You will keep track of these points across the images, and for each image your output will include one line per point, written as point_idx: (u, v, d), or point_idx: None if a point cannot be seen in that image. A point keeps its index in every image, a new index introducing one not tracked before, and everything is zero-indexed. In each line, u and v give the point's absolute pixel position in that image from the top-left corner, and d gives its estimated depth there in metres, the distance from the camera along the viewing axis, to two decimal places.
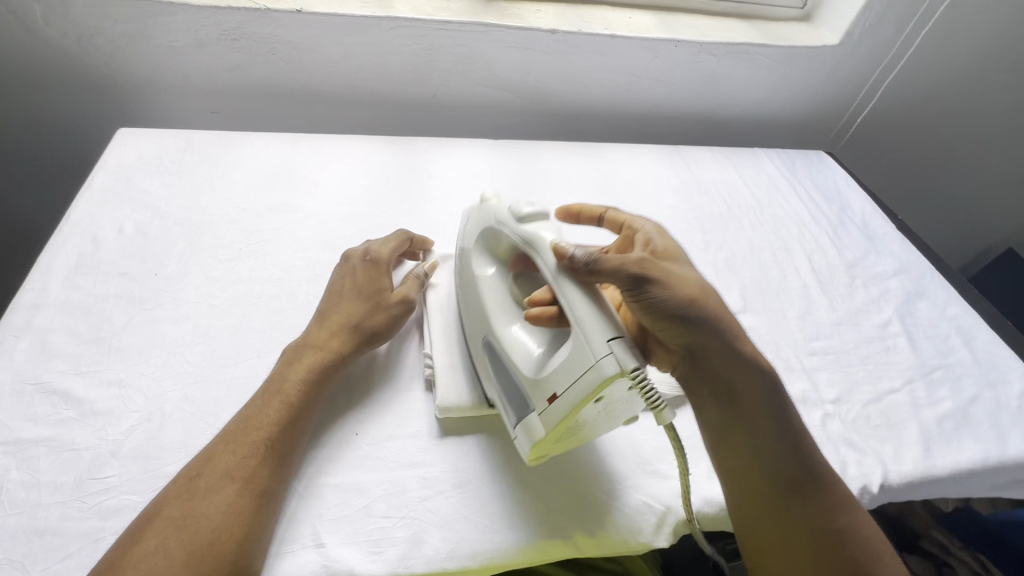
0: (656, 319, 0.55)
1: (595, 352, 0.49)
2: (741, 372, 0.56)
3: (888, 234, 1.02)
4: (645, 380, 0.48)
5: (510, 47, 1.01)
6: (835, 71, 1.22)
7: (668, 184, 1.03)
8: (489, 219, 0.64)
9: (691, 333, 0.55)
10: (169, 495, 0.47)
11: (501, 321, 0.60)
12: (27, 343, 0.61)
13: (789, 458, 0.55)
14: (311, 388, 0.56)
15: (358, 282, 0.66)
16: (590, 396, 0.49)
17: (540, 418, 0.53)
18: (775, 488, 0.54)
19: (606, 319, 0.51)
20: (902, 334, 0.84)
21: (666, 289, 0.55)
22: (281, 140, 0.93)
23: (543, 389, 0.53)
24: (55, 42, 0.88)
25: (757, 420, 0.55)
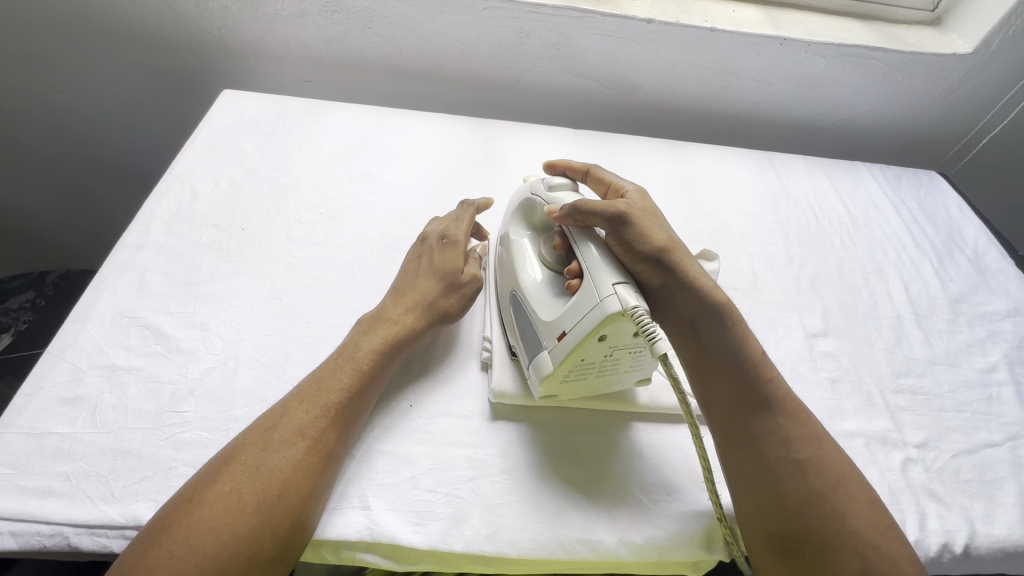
0: (634, 260, 0.59)
1: (601, 292, 0.52)
2: (714, 320, 0.59)
3: (1004, 270, 0.91)
4: (645, 322, 0.49)
5: (603, 35, 0.98)
6: (962, 84, 1.10)
7: (755, 190, 0.97)
8: (524, 192, 0.69)
9: (665, 275, 0.59)
10: (245, 442, 0.49)
11: (527, 272, 0.63)
12: (128, 280, 0.66)
13: (766, 410, 0.55)
14: (382, 359, 0.58)
15: (434, 261, 0.67)
16: (593, 331, 0.51)
17: (549, 354, 0.55)
18: (753, 433, 0.55)
19: (613, 266, 0.55)
20: (1009, 383, 0.75)
21: (642, 232, 0.58)
22: (367, 112, 0.95)
23: (552, 329, 0.55)
24: (176, 5, 0.95)
25: (729, 368, 0.58)
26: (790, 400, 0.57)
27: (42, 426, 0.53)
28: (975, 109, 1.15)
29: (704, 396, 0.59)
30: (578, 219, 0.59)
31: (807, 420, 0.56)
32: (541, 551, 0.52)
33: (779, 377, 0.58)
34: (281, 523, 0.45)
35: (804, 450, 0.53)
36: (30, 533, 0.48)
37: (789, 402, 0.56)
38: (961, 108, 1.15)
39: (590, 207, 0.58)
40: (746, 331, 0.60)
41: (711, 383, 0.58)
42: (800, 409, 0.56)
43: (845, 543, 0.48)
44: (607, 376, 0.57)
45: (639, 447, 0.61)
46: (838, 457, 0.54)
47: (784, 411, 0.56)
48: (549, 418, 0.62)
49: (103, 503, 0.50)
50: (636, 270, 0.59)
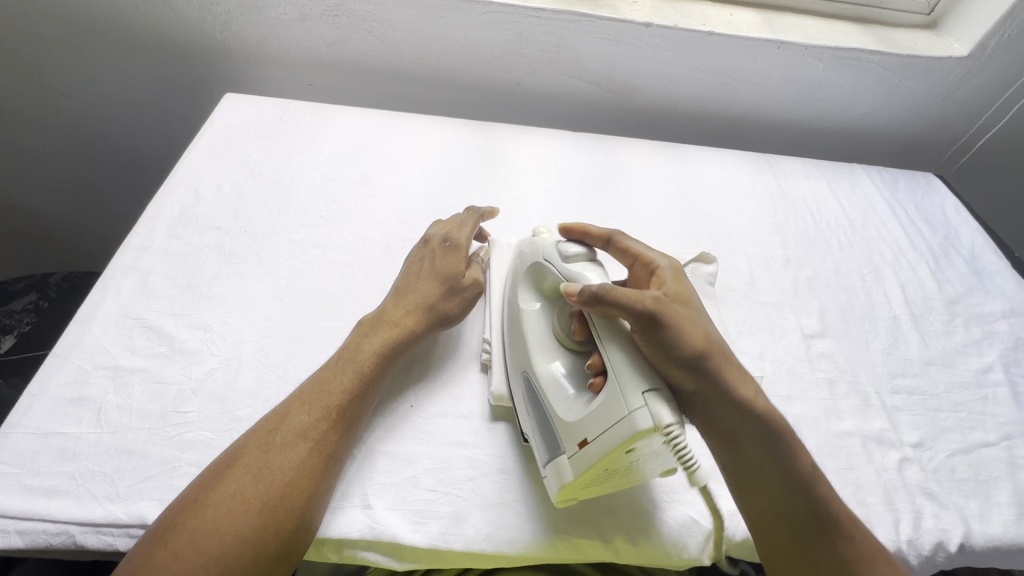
0: (668, 364, 0.51)
1: (630, 403, 0.46)
2: (757, 429, 0.53)
3: (1001, 271, 0.91)
4: (679, 440, 0.45)
5: (602, 38, 0.99)
6: (958, 86, 1.11)
7: (752, 192, 0.98)
8: (536, 255, 0.63)
9: (702, 381, 0.52)
10: (248, 444, 0.50)
11: (545, 357, 0.58)
12: (132, 282, 0.67)
13: (818, 530, 0.51)
14: (382, 361, 0.59)
15: (436, 264, 0.68)
16: (621, 447, 0.46)
17: (569, 462, 0.51)
18: (804, 556, 0.51)
19: (643, 370, 0.48)
20: (1005, 384, 0.75)
21: (680, 331, 0.51)
22: (368, 115, 0.96)
23: (573, 434, 0.51)
24: (179, 9, 0.96)
25: (775, 482, 0.52)
26: (842, 514, 0.52)
27: (48, 426, 0.54)
28: (971, 111, 1.16)
29: (746, 509, 0.53)
30: (599, 309, 0.51)
31: (858, 536, 0.52)
32: (539, 550, 0.53)
33: (828, 486, 0.53)
34: (284, 523, 0.46)
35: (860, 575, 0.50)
36: (37, 531, 0.49)
37: (841, 518, 0.52)
38: (957, 111, 1.16)
39: (617, 298, 0.50)
40: (790, 437, 0.54)
41: (751, 496, 0.53)
42: (851, 521, 0.52)
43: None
44: (633, 476, 0.53)
45: None
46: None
47: (837, 529, 0.51)
48: None
49: (108, 502, 0.50)
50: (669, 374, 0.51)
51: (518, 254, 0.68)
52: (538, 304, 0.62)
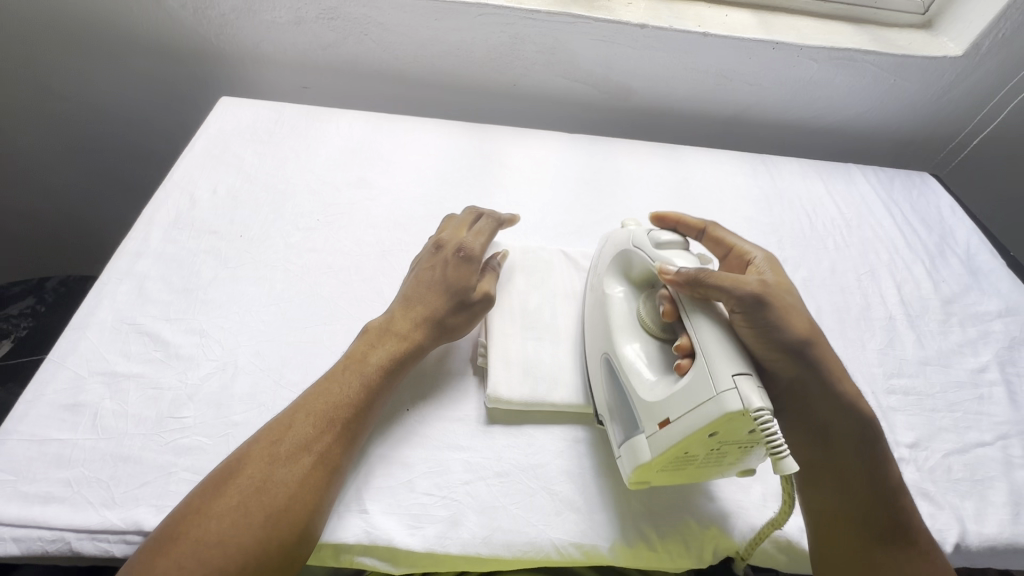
0: (768, 349, 0.54)
1: (718, 383, 0.47)
2: (847, 419, 0.56)
3: (996, 270, 0.92)
4: (769, 425, 0.45)
5: (597, 40, 0.99)
6: (953, 85, 1.11)
7: (748, 193, 0.98)
8: (625, 242, 0.64)
9: (802, 368, 0.55)
10: (250, 455, 0.49)
11: (625, 336, 0.59)
12: (128, 287, 0.67)
13: (891, 528, 0.53)
14: (386, 375, 0.58)
15: (444, 274, 0.66)
16: (705, 428, 0.46)
17: (648, 441, 0.51)
18: (867, 546, 0.53)
19: (739, 352, 0.49)
20: (1000, 383, 0.76)
21: (785, 318, 0.54)
22: (364, 118, 0.96)
23: (654, 413, 0.51)
24: (175, 13, 0.96)
25: (856, 468, 0.55)
26: (911, 516, 0.54)
27: (44, 432, 0.54)
28: (966, 111, 1.16)
29: (816, 492, 0.56)
30: (696, 292, 0.53)
31: (925, 535, 0.54)
32: (535, 553, 0.53)
33: (902, 486, 0.55)
34: (287, 536, 0.46)
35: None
36: (32, 538, 0.49)
37: (910, 517, 0.54)
38: (952, 110, 1.16)
39: (725, 281, 0.52)
40: (873, 427, 0.57)
41: (828, 481, 0.56)
42: (919, 524, 0.54)
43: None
44: (710, 466, 0.52)
45: None
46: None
47: (903, 527, 0.53)
48: (545, 422, 0.62)
49: (104, 508, 0.50)
50: (769, 358, 0.54)
51: (606, 242, 0.69)
52: (622, 288, 0.63)
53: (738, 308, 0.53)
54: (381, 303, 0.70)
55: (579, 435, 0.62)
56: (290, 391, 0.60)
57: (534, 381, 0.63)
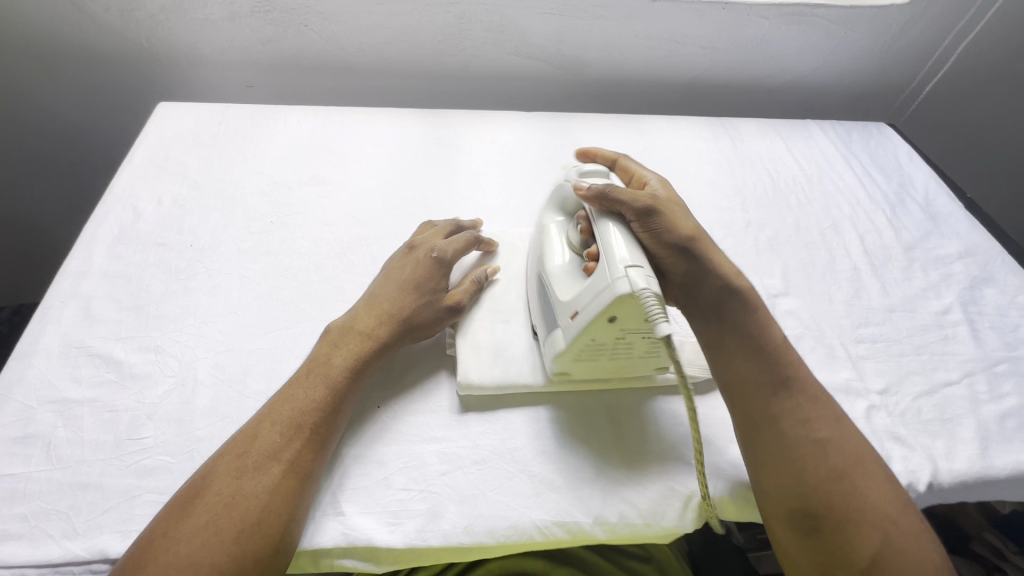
0: (660, 248, 0.58)
1: (613, 272, 0.51)
2: (742, 303, 0.58)
3: (954, 213, 0.93)
4: (653, 305, 0.49)
5: (545, 14, 0.98)
6: (903, 33, 1.12)
7: (709, 157, 0.98)
8: (556, 177, 0.67)
9: (692, 263, 0.58)
10: (216, 472, 0.47)
11: (553, 259, 0.62)
12: (73, 309, 0.64)
13: (787, 389, 0.55)
14: (353, 377, 0.56)
15: (414, 274, 0.64)
16: (603, 310, 0.51)
17: (562, 332, 0.57)
18: (774, 413, 0.54)
19: (634, 249, 0.54)
20: (964, 323, 0.77)
21: (670, 221, 0.58)
22: (313, 113, 0.93)
23: (565, 309, 0.56)
24: (100, 18, 0.92)
25: (755, 349, 0.56)
26: (807, 379, 0.56)
27: None
28: (916, 57, 1.17)
29: (725, 377, 0.57)
30: (602, 203, 0.58)
31: (825, 399, 0.55)
32: (518, 537, 0.53)
33: (796, 357, 0.57)
34: (262, 550, 0.45)
35: (832, 434, 0.52)
36: None
37: (810, 387, 0.55)
38: (903, 59, 1.18)
39: (623, 194, 0.57)
40: (766, 318, 0.58)
41: (741, 366, 0.56)
42: (817, 393, 0.55)
43: (865, 519, 0.48)
44: (620, 355, 0.58)
45: (610, 424, 0.61)
46: (855, 436, 0.53)
47: (803, 391, 0.55)
48: (520, 406, 0.61)
49: (65, 540, 0.48)
50: (660, 257, 0.58)
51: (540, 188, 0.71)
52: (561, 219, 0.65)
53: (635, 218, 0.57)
54: (344, 302, 0.69)
55: (557, 415, 0.61)
56: (253, 401, 0.59)
57: (506, 363, 0.62)
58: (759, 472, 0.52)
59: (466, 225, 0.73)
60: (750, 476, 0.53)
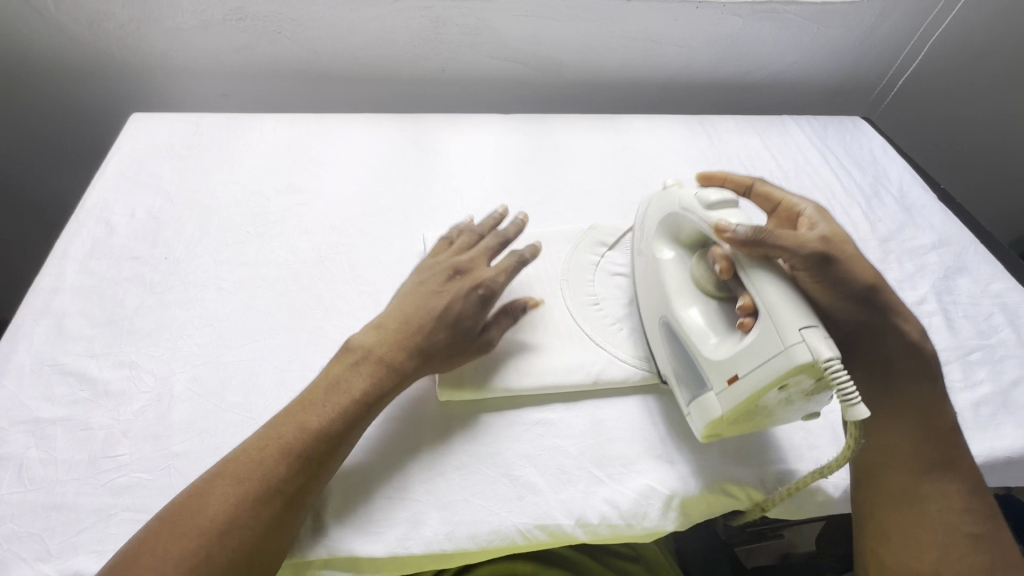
0: (836, 300, 0.56)
1: (786, 337, 0.47)
2: (909, 354, 0.59)
3: (928, 205, 0.95)
4: (840, 374, 0.46)
5: (520, 16, 0.98)
6: (874, 28, 1.14)
7: (687, 155, 0.98)
8: (672, 204, 0.61)
9: (867, 313, 0.57)
10: (211, 494, 0.46)
11: (682, 301, 0.58)
12: (45, 326, 0.63)
13: (942, 474, 0.55)
14: (368, 407, 0.54)
15: (450, 305, 0.59)
16: (775, 380, 0.48)
17: (717, 398, 0.53)
18: (921, 494, 0.54)
19: (802, 304, 0.49)
20: (938, 313, 0.78)
21: (847, 268, 0.55)
22: (288, 121, 0.92)
23: (720, 371, 0.52)
24: (68, 29, 0.91)
25: (920, 410, 0.57)
26: (963, 466, 0.56)
27: None
28: (889, 51, 1.19)
29: (878, 440, 0.57)
30: (752, 249, 0.52)
31: (981, 495, 0.55)
32: (499, 540, 0.53)
33: (958, 436, 0.57)
34: None
35: (969, 499, 0.54)
36: None
37: (963, 452, 0.56)
38: (876, 53, 1.19)
39: (791, 240, 0.52)
40: (938, 386, 0.59)
41: (899, 429, 0.57)
42: (969, 459, 0.57)
43: None
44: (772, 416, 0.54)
45: (592, 426, 0.61)
46: (999, 537, 0.54)
47: (957, 480, 0.55)
48: (503, 409, 0.61)
49: (40, 563, 0.48)
50: (843, 309, 0.56)
51: (651, 205, 0.66)
52: (672, 252, 0.62)
53: (800, 266, 0.53)
54: (323, 311, 0.68)
55: (539, 417, 0.61)
56: (231, 414, 0.58)
57: (488, 368, 0.62)
58: (886, 545, 0.54)
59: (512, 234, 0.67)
60: (874, 546, 0.55)
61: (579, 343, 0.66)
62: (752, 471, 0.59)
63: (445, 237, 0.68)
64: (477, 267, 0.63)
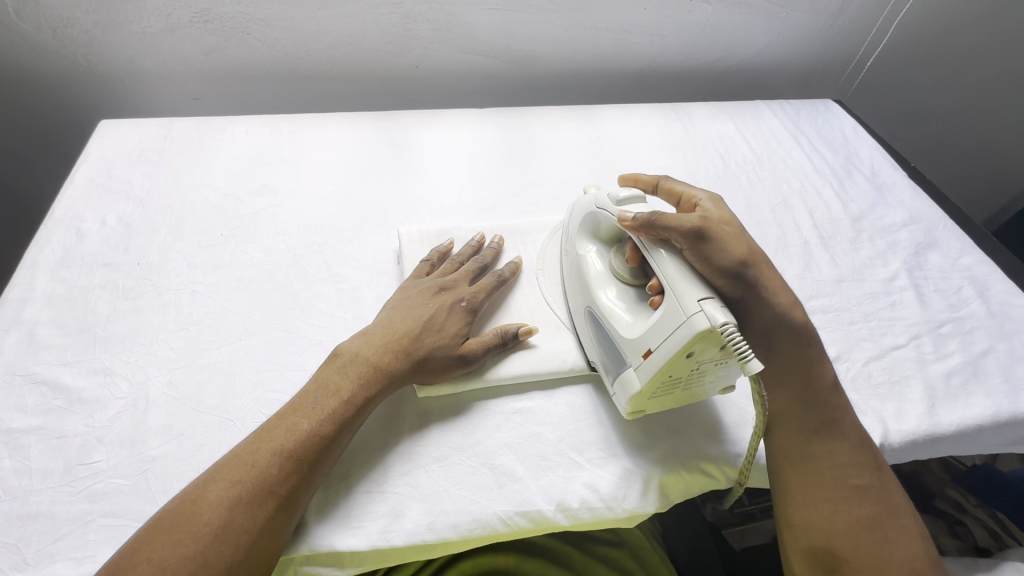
0: (718, 277, 0.55)
1: (686, 308, 0.50)
2: (785, 326, 0.58)
3: (898, 183, 0.97)
4: (736, 339, 0.47)
5: (490, 10, 0.98)
6: (841, 11, 1.15)
7: (662, 142, 0.99)
8: (589, 205, 0.64)
9: (747, 288, 0.57)
10: (206, 499, 0.45)
11: (602, 289, 0.60)
12: (16, 336, 0.62)
13: (830, 430, 0.57)
14: (358, 410, 0.54)
15: (435, 315, 0.61)
16: (682, 349, 0.49)
17: (635, 372, 0.54)
18: (814, 451, 0.56)
19: (695, 279, 0.52)
20: (910, 288, 0.80)
21: (724, 245, 0.55)
22: (261, 122, 0.91)
23: (636, 347, 0.54)
24: (32, 36, 0.90)
25: (798, 377, 0.58)
26: (849, 420, 0.58)
27: None
28: (856, 35, 1.21)
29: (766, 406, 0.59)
30: (649, 232, 0.55)
31: (871, 448, 0.57)
32: (481, 529, 0.54)
33: (843, 398, 0.59)
34: None
35: (855, 452, 0.56)
36: None
37: (845, 410, 0.58)
38: (844, 35, 1.21)
39: (670, 219, 0.54)
40: (819, 354, 0.60)
41: (781, 392, 0.58)
42: (852, 416, 0.58)
43: (885, 565, 0.51)
44: (693, 389, 0.55)
45: (571, 413, 0.61)
46: (893, 486, 0.55)
47: (845, 434, 0.57)
48: (483, 399, 0.62)
49: (16, 572, 0.48)
50: (717, 285, 0.56)
51: (572, 210, 0.69)
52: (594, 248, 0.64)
53: (684, 245, 0.54)
54: (300, 310, 0.68)
55: (518, 406, 0.61)
56: (208, 416, 0.58)
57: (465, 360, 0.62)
58: (788, 504, 0.55)
59: (490, 257, 0.71)
60: (780, 505, 0.56)
61: (558, 332, 0.67)
62: (728, 448, 0.60)
63: (426, 259, 0.69)
64: (459, 284, 0.66)
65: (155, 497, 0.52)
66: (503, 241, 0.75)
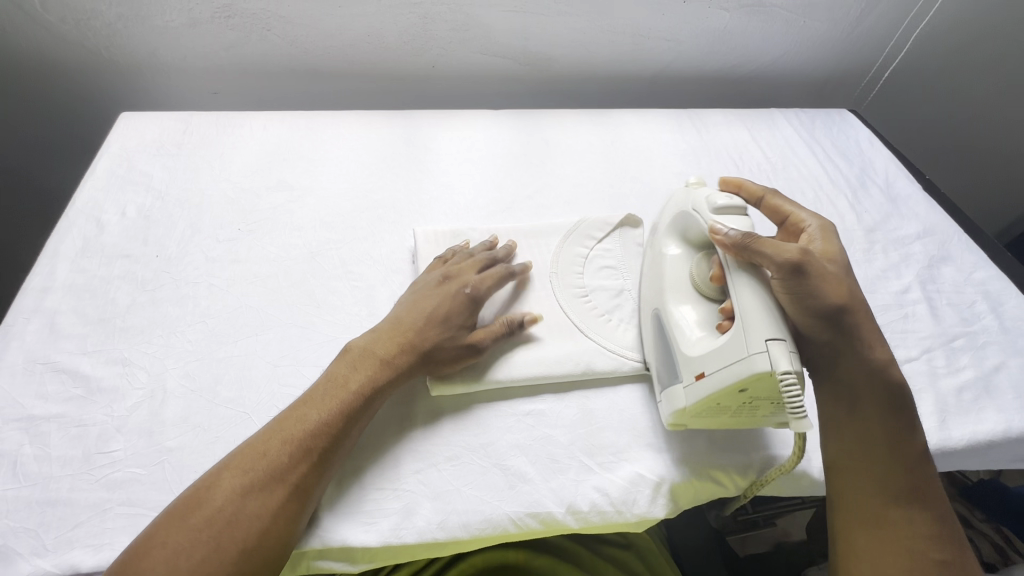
0: (806, 317, 0.55)
1: (752, 345, 0.51)
2: (877, 380, 0.56)
3: (913, 195, 0.96)
4: (794, 390, 0.49)
5: (510, 12, 0.98)
6: (859, 22, 1.15)
7: (676, 148, 0.99)
8: (687, 206, 0.65)
9: (834, 334, 0.56)
10: (220, 486, 0.46)
11: (675, 292, 0.62)
12: (37, 325, 0.63)
13: (911, 495, 0.53)
14: (367, 402, 0.55)
15: (441, 308, 0.61)
16: (737, 382, 0.51)
17: (684, 391, 0.56)
18: (889, 513, 0.53)
19: (770, 312, 0.52)
20: (923, 301, 0.80)
21: (818, 284, 0.55)
22: (279, 118, 0.92)
23: (692, 366, 0.56)
24: (56, 28, 0.91)
25: (883, 434, 0.55)
26: (930, 487, 0.54)
27: None
28: (873, 45, 1.21)
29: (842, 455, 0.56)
30: (740, 253, 0.56)
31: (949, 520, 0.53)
32: (492, 528, 0.54)
33: (930, 465, 0.55)
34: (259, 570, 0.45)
35: (934, 523, 0.52)
36: None
37: (930, 478, 0.54)
38: (862, 45, 1.20)
39: (767, 245, 0.54)
40: (909, 413, 0.57)
41: (858, 444, 0.56)
42: (936, 485, 0.55)
43: None
44: (745, 418, 0.57)
45: (585, 418, 0.62)
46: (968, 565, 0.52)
47: (925, 503, 0.53)
48: (495, 400, 0.62)
49: (36, 557, 0.49)
50: (802, 324, 0.56)
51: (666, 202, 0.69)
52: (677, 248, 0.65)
53: (776, 275, 0.54)
54: (315, 307, 0.69)
55: (529, 408, 0.62)
56: (224, 409, 0.59)
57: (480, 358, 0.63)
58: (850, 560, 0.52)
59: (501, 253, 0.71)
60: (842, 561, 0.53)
61: (570, 335, 0.67)
62: (739, 457, 0.60)
63: (437, 257, 0.70)
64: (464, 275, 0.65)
65: (171, 487, 0.53)
66: (516, 243, 0.75)
